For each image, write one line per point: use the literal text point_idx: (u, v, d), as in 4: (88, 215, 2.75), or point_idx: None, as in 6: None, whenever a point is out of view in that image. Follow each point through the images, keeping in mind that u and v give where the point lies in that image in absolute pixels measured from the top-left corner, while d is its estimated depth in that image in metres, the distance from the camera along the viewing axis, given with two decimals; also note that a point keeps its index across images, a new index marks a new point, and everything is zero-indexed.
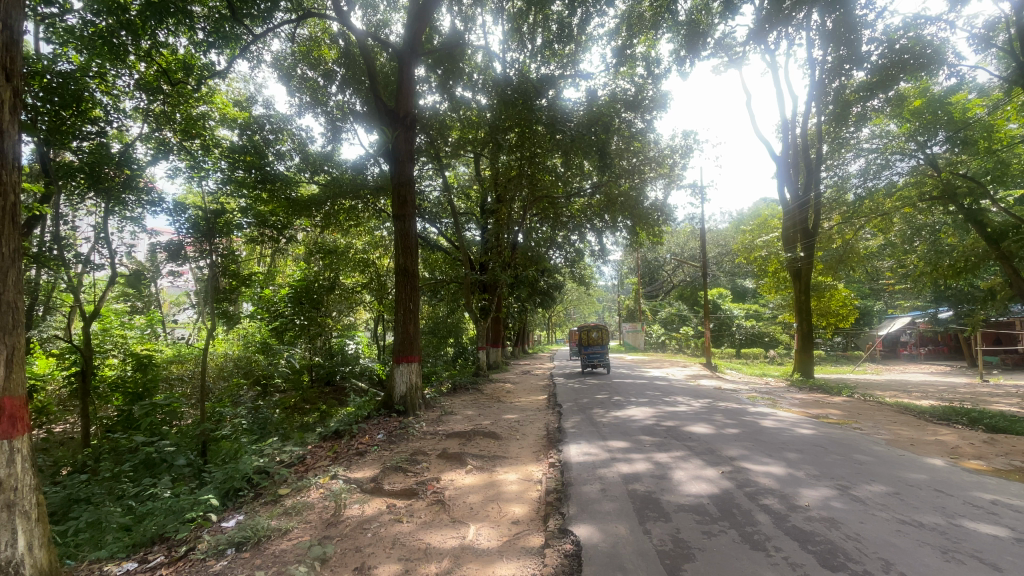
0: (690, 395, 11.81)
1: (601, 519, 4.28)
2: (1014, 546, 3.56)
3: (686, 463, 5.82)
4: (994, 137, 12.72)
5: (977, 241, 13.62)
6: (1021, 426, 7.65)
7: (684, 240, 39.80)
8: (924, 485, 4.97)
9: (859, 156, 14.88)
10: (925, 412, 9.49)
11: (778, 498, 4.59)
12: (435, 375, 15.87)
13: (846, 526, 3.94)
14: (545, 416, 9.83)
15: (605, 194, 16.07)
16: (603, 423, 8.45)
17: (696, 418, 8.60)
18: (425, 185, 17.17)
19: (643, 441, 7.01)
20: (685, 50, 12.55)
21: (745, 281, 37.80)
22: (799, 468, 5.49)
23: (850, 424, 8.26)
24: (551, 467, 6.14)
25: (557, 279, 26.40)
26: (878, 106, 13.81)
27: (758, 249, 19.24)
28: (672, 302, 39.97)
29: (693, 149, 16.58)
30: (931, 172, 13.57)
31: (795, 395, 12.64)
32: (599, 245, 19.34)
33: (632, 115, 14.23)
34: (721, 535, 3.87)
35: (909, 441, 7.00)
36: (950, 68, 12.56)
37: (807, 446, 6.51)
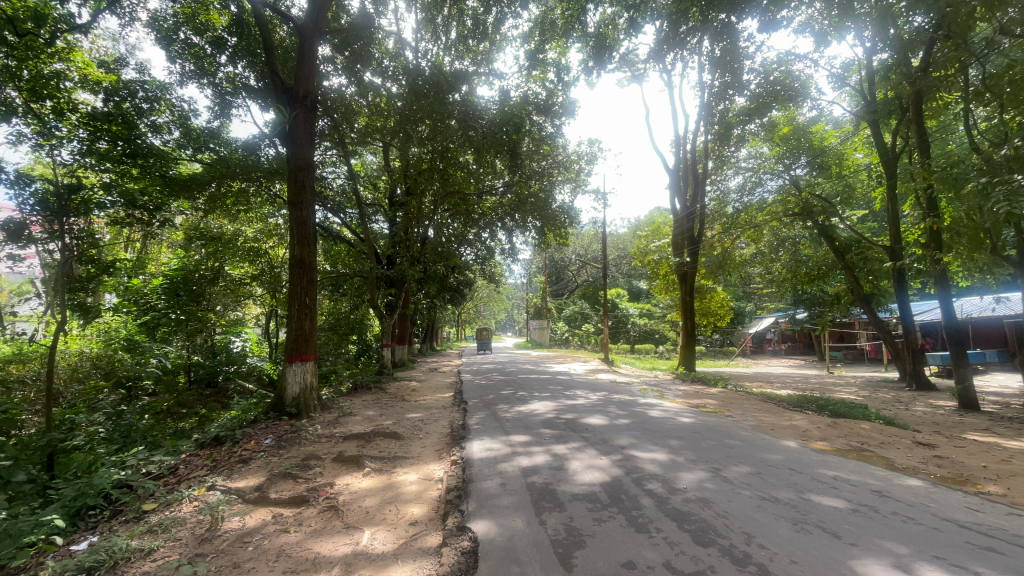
0: (589, 389, 12.43)
1: (499, 514, 4.34)
2: (846, 515, 4.21)
3: (582, 453, 6.12)
4: (844, 164, 14.94)
5: (826, 252, 16.41)
6: (855, 412, 9.09)
7: (588, 242, 42.00)
8: (780, 464, 5.70)
9: (738, 173, 16.73)
10: (783, 400, 10.91)
11: (660, 482, 4.99)
12: (335, 375, 15.00)
13: (717, 505, 4.39)
14: (449, 413, 9.76)
15: (516, 194, 16.46)
16: (506, 419, 8.60)
17: (593, 410, 9.09)
18: (327, 171, 16.21)
19: (543, 434, 7.25)
20: (592, 61, 13.19)
21: (639, 282, 40.63)
22: (679, 453, 6.02)
23: (723, 412, 9.25)
24: (453, 464, 6.11)
25: (467, 276, 26.42)
26: (754, 130, 15.82)
27: (650, 254, 20.87)
28: (575, 300, 41.83)
29: (598, 157, 17.42)
30: (794, 191, 15.52)
31: (680, 387, 13.83)
32: (509, 244, 19.69)
33: (542, 119, 14.73)
34: (610, 520, 4.12)
35: (771, 427, 7.98)
36: (813, 102, 14.56)
37: (687, 433, 7.17)
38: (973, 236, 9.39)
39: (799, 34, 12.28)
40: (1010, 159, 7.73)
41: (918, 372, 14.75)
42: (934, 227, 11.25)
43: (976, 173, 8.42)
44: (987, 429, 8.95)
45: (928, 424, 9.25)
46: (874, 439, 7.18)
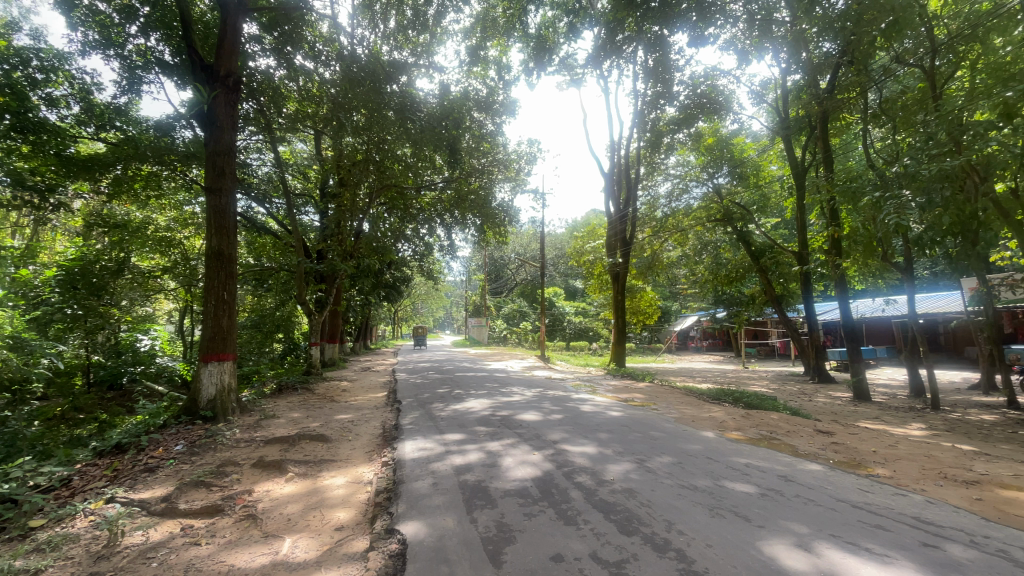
0: (524, 386, 12.57)
1: (429, 514, 4.29)
2: (755, 499, 4.56)
3: (516, 450, 6.19)
4: (760, 175, 16.42)
5: (743, 257, 17.79)
6: (766, 404, 9.89)
7: (527, 241, 42.51)
8: (698, 454, 6.07)
9: (667, 180, 17.67)
10: (703, 394, 11.64)
11: (589, 475, 5.15)
12: (257, 376, 14.09)
13: (641, 494, 4.60)
14: (381, 414, 9.50)
15: (455, 190, 16.36)
16: (441, 417, 8.51)
17: (527, 406, 9.22)
18: (252, 159, 15.27)
19: (478, 432, 7.25)
20: (532, 62, 13.34)
21: (576, 282, 41.75)
22: (608, 446, 6.25)
23: (650, 406, 9.72)
24: (383, 466, 5.95)
25: (404, 273, 25.87)
26: (682, 139, 16.74)
27: (586, 254, 21.48)
28: (514, 299, 42.24)
29: (537, 157, 17.64)
30: (716, 199, 16.62)
31: (611, 382, 14.39)
32: (448, 241, 19.53)
33: (483, 117, 14.76)
34: (540, 514, 4.19)
35: (692, 418, 8.48)
36: (735, 116, 15.64)
37: (615, 426, 7.46)
38: (867, 245, 10.49)
39: (723, 51, 13.10)
40: (898, 177, 8.76)
41: (819, 367, 16.26)
42: (835, 235, 12.47)
43: (870, 187, 9.43)
44: (875, 417, 10.05)
45: (827, 414, 10.24)
46: (781, 428, 7.84)
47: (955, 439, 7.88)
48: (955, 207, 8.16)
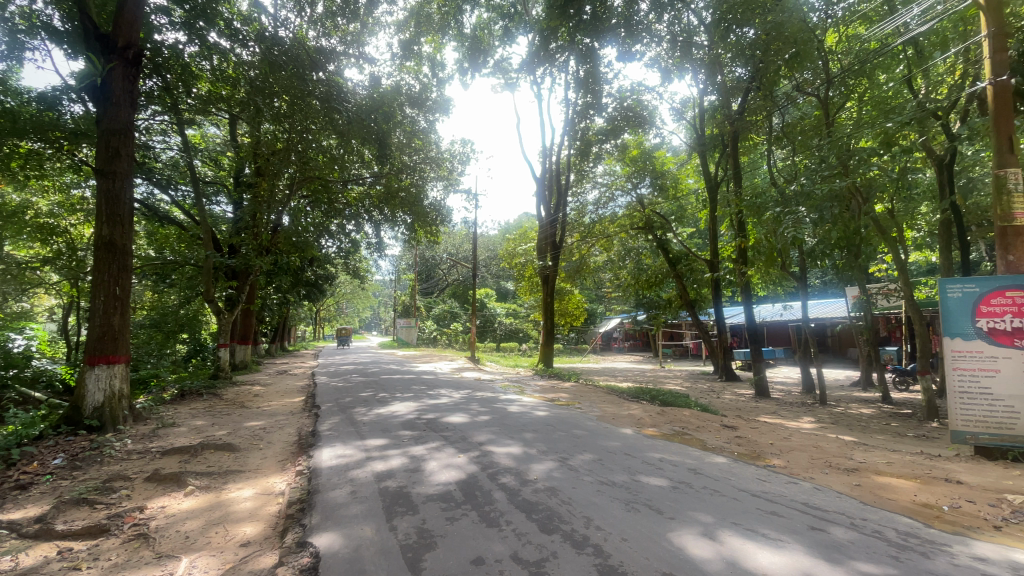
0: (451, 387, 12.48)
1: (346, 524, 4.10)
2: (668, 491, 4.82)
3: (440, 453, 6.10)
4: (677, 187, 17.39)
5: (662, 263, 18.93)
6: (679, 401, 10.53)
7: (459, 242, 42.22)
8: (617, 450, 6.34)
9: (594, 187, 18.37)
10: (625, 392, 12.18)
11: (513, 475, 5.19)
12: (155, 380, 12.67)
13: (562, 492, 4.70)
14: (297, 420, 8.97)
15: (384, 187, 15.93)
16: (363, 422, 8.20)
17: (454, 408, 9.14)
18: (154, 142, 13.91)
19: (401, 436, 7.06)
20: (467, 62, 13.30)
21: (507, 284, 42.20)
22: (532, 446, 6.34)
23: (574, 405, 10.01)
24: (297, 475, 5.61)
25: (327, 271, 24.76)
26: (609, 149, 17.44)
27: (518, 256, 21.76)
28: (445, 300, 41.82)
29: (470, 158, 17.58)
30: (639, 208, 17.57)
31: (539, 383, 14.65)
32: (376, 238, 18.97)
33: (415, 112, 14.55)
34: (462, 518, 4.16)
35: (613, 416, 8.84)
36: (658, 131, 16.57)
37: (540, 426, 7.59)
38: (769, 255, 11.48)
39: (648, 68, 13.82)
40: (796, 195, 9.53)
41: (726, 366, 17.64)
42: (741, 245, 13.57)
43: (772, 203, 10.32)
44: (773, 412, 11.06)
45: (733, 410, 11.11)
46: (692, 423, 8.39)
47: (838, 430, 8.86)
48: (841, 224, 9.17)
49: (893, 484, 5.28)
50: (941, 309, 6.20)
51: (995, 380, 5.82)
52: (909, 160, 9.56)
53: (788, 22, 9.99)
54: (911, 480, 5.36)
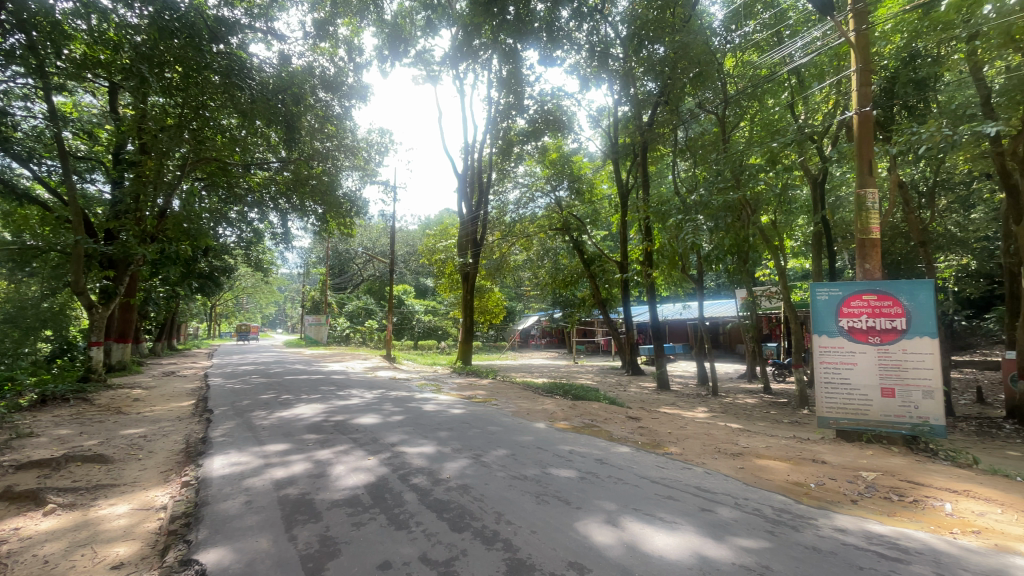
0: (364, 387, 11.99)
1: (238, 537, 3.78)
2: (576, 482, 5.01)
3: (349, 456, 5.83)
4: (592, 191, 18.19)
5: (577, 263, 19.84)
6: (590, 396, 10.99)
7: (375, 235, 40.77)
8: (530, 444, 6.47)
9: (515, 187, 18.61)
10: (540, 387, 12.47)
11: (425, 475, 5.09)
12: (8, 384, 10.73)
13: (475, 489, 4.70)
14: (185, 426, 8.12)
15: (293, 173, 14.93)
16: (262, 427, 7.61)
17: (365, 409, 8.78)
18: (14, 109, 11.96)
19: (306, 440, 6.66)
20: (387, 49, 12.82)
21: (426, 280, 41.53)
22: (446, 444, 6.27)
23: (490, 402, 10.06)
24: (183, 487, 5.07)
25: (225, 262, 22.74)
26: (530, 151, 17.66)
27: (438, 253, 21.34)
28: (359, 295, 40.15)
29: (389, 148, 17.04)
30: (557, 210, 18.11)
31: (455, 380, 14.56)
32: (283, 228, 17.79)
33: (328, 96, 13.84)
34: (369, 523, 4.00)
35: (527, 412, 9.01)
36: (575, 136, 17.16)
37: (455, 424, 7.54)
38: (672, 259, 12.35)
39: (569, 74, 14.24)
40: (696, 204, 10.42)
41: (632, 361, 18.75)
42: (648, 249, 14.50)
43: (675, 211, 11.09)
44: (672, 403, 11.91)
45: (638, 402, 11.81)
46: (601, 416, 8.79)
47: (727, 418, 9.76)
48: (732, 231, 10.31)
49: (770, 465, 5.92)
50: (812, 310, 7.04)
51: (853, 372, 6.73)
52: (790, 177, 10.77)
53: (693, 43, 10.92)
54: (785, 462, 6.04)
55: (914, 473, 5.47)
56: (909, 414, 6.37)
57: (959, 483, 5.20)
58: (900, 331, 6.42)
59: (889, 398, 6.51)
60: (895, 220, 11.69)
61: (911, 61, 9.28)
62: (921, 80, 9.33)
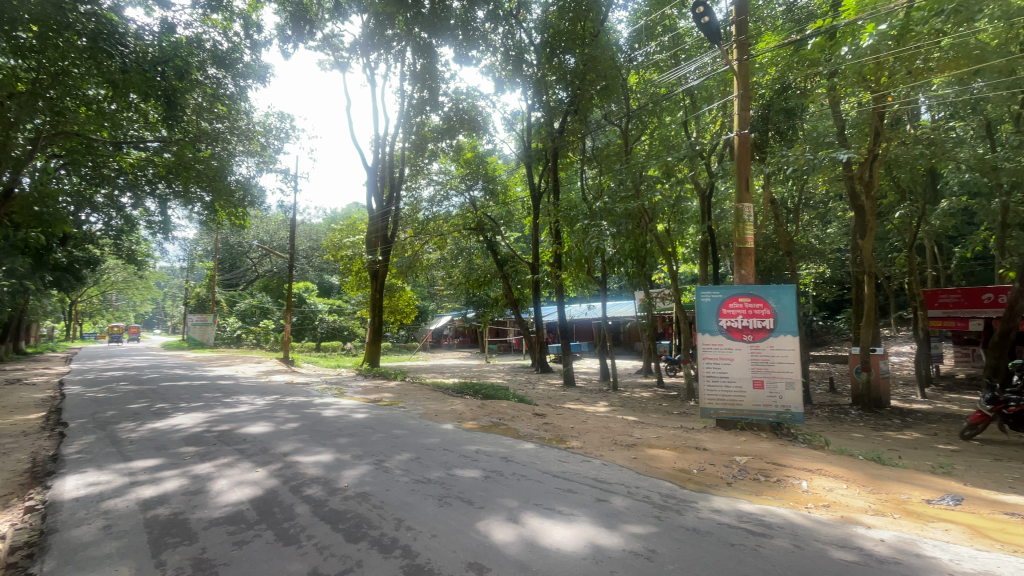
0: (256, 393, 11.06)
1: (91, 569, 3.29)
2: (480, 482, 5.02)
3: (233, 469, 5.33)
4: (507, 193, 18.49)
5: (490, 264, 20.03)
6: (499, 395, 11.10)
7: (274, 228, 38.01)
8: (436, 446, 6.37)
9: (429, 184, 18.31)
10: (449, 388, 12.35)
11: (320, 485, 4.80)
12: None
13: (374, 497, 4.52)
14: (29, 443, 6.92)
15: (175, 155, 13.35)
16: (130, 440, 6.71)
17: (256, 417, 8.09)
18: None
19: (183, 454, 5.98)
20: (290, 29, 11.96)
21: (331, 278, 39.48)
22: (346, 451, 5.97)
23: (396, 404, 9.77)
24: (21, 515, 4.31)
25: (87, 253, 19.79)
26: (444, 149, 17.50)
27: (344, 249, 20.16)
28: (253, 292, 37.01)
29: (290, 135, 15.93)
30: (471, 209, 18.17)
31: (360, 383, 13.95)
32: (161, 216, 15.88)
33: (221, 74, 12.62)
34: (254, 540, 3.68)
35: (435, 413, 8.88)
36: (490, 138, 17.31)
37: (357, 429, 7.21)
38: (579, 261, 12.90)
39: (483, 75, 14.31)
40: (601, 210, 10.95)
41: (542, 360, 19.31)
42: (558, 252, 15.05)
43: (583, 216, 11.52)
44: (577, 399, 12.42)
45: (544, 399, 12.16)
46: (508, 415, 8.90)
47: (625, 412, 10.38)
48: (632, 238, 11.08)
49: (660, 454, 6.39)
50: (697, 310, 7.64)
51: (730, 366, 7.46)
52: (683, 190, 11.72)
53: (600, 57, 11.79)
54: (672, 450, 6.55)
55: (778, 456, 6.20)
56: (774, 404, 7.23)
57: (812, 462, 5.99)
58: (768, 329, 7.26)
59: (759, 389, 7.33)
60: (768, 232, 13.20)
61: (783, 92, 10.56)
62: (790, 110, 10.60)
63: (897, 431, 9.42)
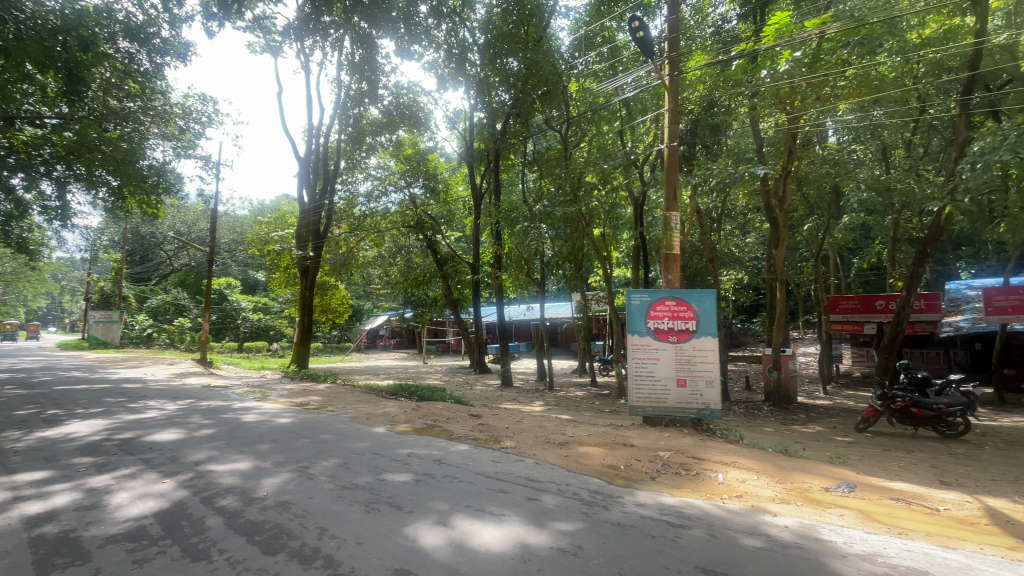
0: (167, 398, 10.21)
1: None
2: (410, 486, 4.92)
3: (136, 481, 4.87)
4: (448, 190, 18.39)
5: (430, 263, 19.83)
6: (434, 396, 10.96)
7: (193, 219, 35.37)
8: (365, 450, 6.17)
9: (366, 179, 17.75)
10: (383, 390, 12.03)
11: (236, 495, 4.49)
12: None
13: (296, 505, 4.30)
14: None
15: (77, 134, 12.03)
16: (11, 452, 5.95)
17: (166, 424, 7.45)
18: None
19: (76, 465, 5.38)
20: (216, 6, 11.16)
21: (257, 274, 37.30)
22: (266, 459, 5.64)
23: (324, 408, 9.37)
24: None
25: None
26: (383, 143, 17.10)
27: (272, 243, 18.96)
28: (168, 288, 34.14)
29: (214, 120, 14.90)
30: (411, 207, 17.86)
31: (286, 386, 13.24)
32: (59, 202, 14.25)
33: (134, 48, 11.52)
34: (156, 558, 3.38)
35: (366, 416, 8.60)
36: (432, 135, 17.11)
37: (280, 435, 6.83)
38: (517, 263, 13.02)
39: (426, 70, 14.10)
40: (541, 213, 11.16)
41: (480, 361, 19.31)
42: (498, 252, 15.18)
43: (522, 218, 11.63)
44: (513, 399, 12.52)
45: (481, 400, 12.16)
46: (443, 416, 8.79)
47: (559, 411, 10.61)
48: (570, 241, 11.34)
49: (591, 451, 6.57)
50: (627, 312, 7.92)
51: (656, 366, 7.82)
52: (618, 197, 12.18)
53: (542, 63, 12.05)
54: (602, 447, 6.77)
55: (697, 450, 6.58)
56: (695, 401, 7.67)
57: (728, 455, 6.41)
58: (692, 331, 7.72)
59: (682, 388, 7.74)
60: (694, 240, 14.01)
61: (710, 108, 11.33)
62: (716, 127, 11.48)
63: (802, 425, 10.31)
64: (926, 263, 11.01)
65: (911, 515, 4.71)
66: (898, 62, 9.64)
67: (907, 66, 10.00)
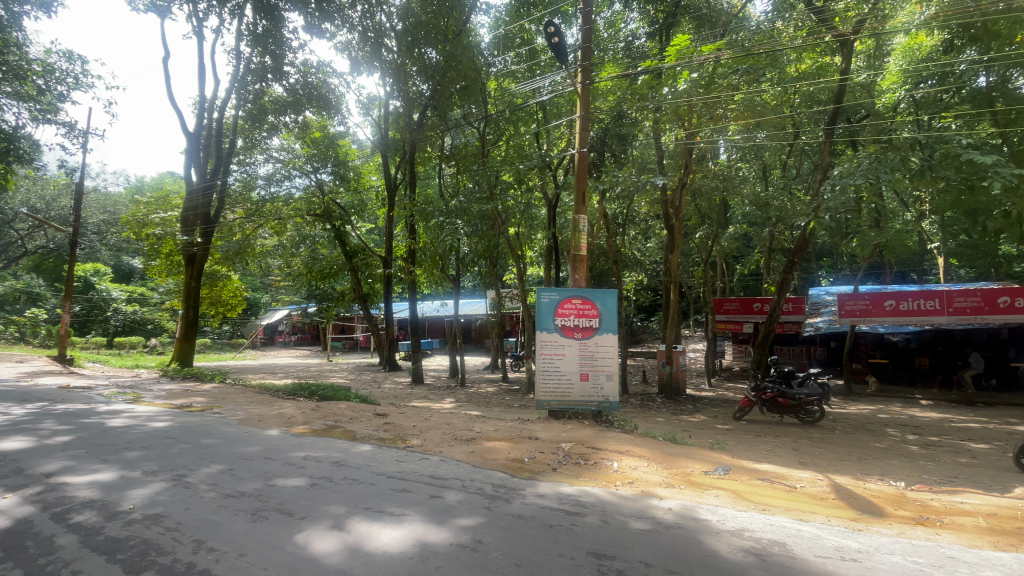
0: (10, 401, 8.71)
1: None
2: (304, 490, 4.65)
3: None
4: (359, 179, 17.67)
5: (338, 255, 18.96)
6: (336, 395, 10.46)
7: (52, 194, 30.49)
8: (255, 455, 5.73)
9: (267, 161, 16.42)
10: (279, 390, 11.24)
11: (95, 510, 3.96)
12: None
13: (169, 518, 3.88)
14: None
15: None
16: None
17: (6, 431, 6.35)
18: None
19: None
20: None
21: (134, 260, 33.07)
22: (136, 468, 5.03)
23: (210, 410, 8.55)
24: None
25: None
26: (289, 124, 15.81)
27: (151, 226, 16.50)
28: (15, 273, 29.08)
29: (83, 82, 12.99)
30: (317, 194, 16.92)
31: (166, 387, 11.89)
32: None
33: None
34: None
35: (259, 418, 7.98)
36: (342, 120, 16.23)
37: (155, 440, 6.12)
38: (432, 258, 12.84)
39: (338, 51, 13.36)
40: (457, 210, 11.15)
41: (390, 358, 18.74)
42: (412, 247, 14.89)
43: (438, 213, 11.51)
44: (422, 397, 12.35)
45: (387, 398, 11.83)
46: (346, 416, 8.43)
47: (468, 408, 10.63)
48: (485, 239, 11.33)
49: (496, 446, 6.68)
50: (536, 309, 8.07)
51: (562, 361, 8.10)
52: (533, 197, 12.41)
53: (461, 56, 11.97)
54: (507, 441, 6.89)
55: (596, 441, 6.95)
56: (596, 394, 8.13)
57: (623, 445, 6.84)
58: (594, 328, 8.15)
59: (584, 382, 8.14)
60: (601, 243, 14.76)
61: (618, 119, 12.01)
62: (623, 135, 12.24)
63: (690, 415, 11.29)
64: (793, 270, 12.53)
65: (774, 493, 5.36)
66: (778, 91, 10.87)
67: (786, 96, 11.27)
